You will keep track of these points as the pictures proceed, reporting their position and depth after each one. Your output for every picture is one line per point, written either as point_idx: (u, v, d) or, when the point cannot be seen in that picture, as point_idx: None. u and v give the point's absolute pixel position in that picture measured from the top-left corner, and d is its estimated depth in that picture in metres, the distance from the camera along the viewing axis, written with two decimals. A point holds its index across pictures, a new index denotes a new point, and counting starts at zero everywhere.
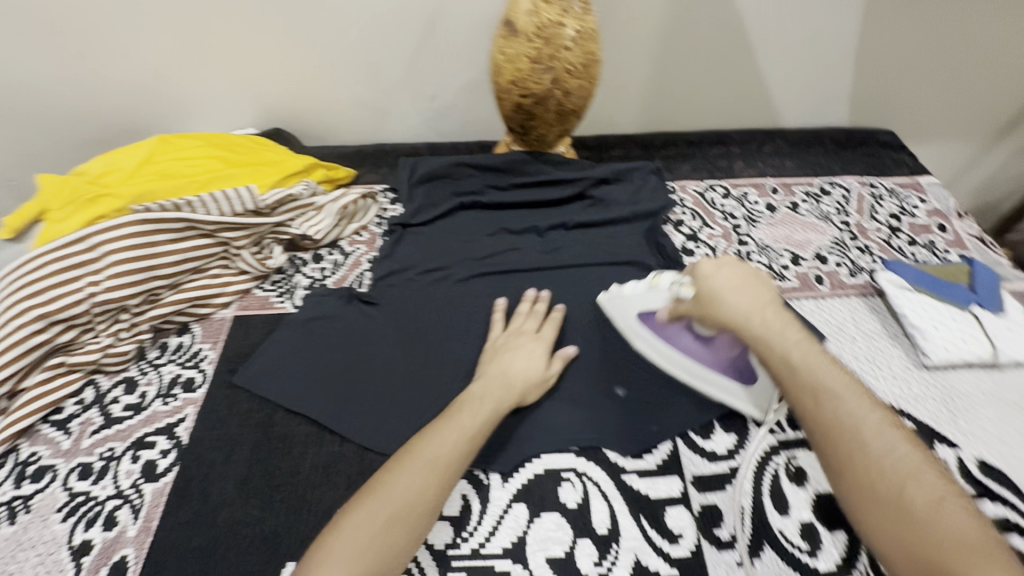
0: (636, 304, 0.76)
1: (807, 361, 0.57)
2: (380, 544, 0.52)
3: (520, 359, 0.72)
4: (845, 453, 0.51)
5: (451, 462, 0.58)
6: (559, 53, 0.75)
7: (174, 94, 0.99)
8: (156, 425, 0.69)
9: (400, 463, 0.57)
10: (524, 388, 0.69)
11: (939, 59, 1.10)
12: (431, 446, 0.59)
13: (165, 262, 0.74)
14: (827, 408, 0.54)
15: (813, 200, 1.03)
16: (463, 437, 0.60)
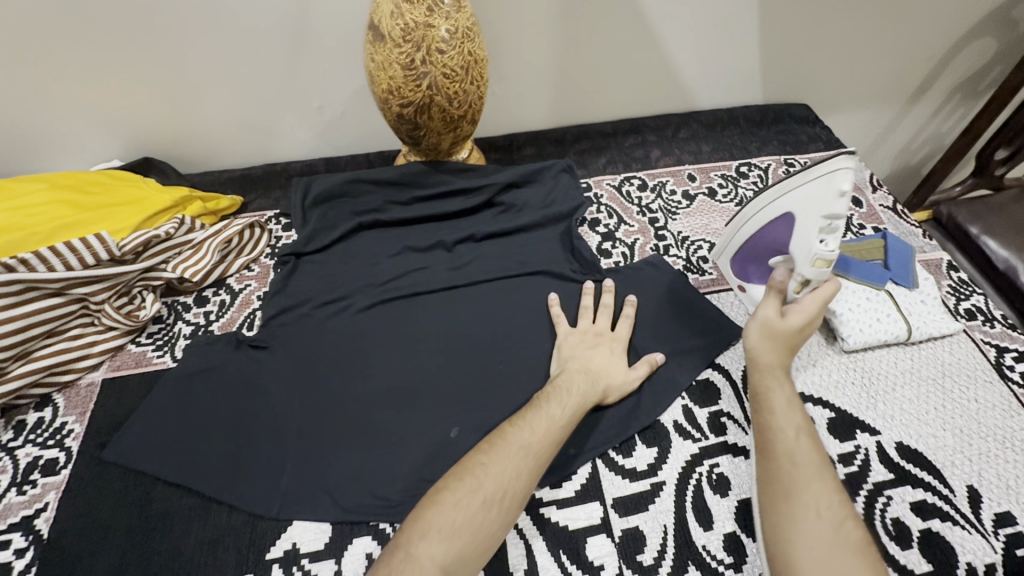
0: (803, 218, 0.66)
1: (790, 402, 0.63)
2: (479, 528, 0.53)
3: (600, 355, 0.72)
4: (799, 480, 0.56)
5: (546, 452, 0.60)
6: (432, 56, 0.69)
7: (21, 133, 0.88)
8: (10, 520, 0.61)
9: (499, 447, 0.59)
10: (607, 384, 0.69)
11: (845, 27, 1.08)
12: (528, 435, 0.60)
13: (4, 332, 0.65)
14: (801, 444, 0.59)
15: (730, 184, 1.00)
16: (556, 429, 0.62)
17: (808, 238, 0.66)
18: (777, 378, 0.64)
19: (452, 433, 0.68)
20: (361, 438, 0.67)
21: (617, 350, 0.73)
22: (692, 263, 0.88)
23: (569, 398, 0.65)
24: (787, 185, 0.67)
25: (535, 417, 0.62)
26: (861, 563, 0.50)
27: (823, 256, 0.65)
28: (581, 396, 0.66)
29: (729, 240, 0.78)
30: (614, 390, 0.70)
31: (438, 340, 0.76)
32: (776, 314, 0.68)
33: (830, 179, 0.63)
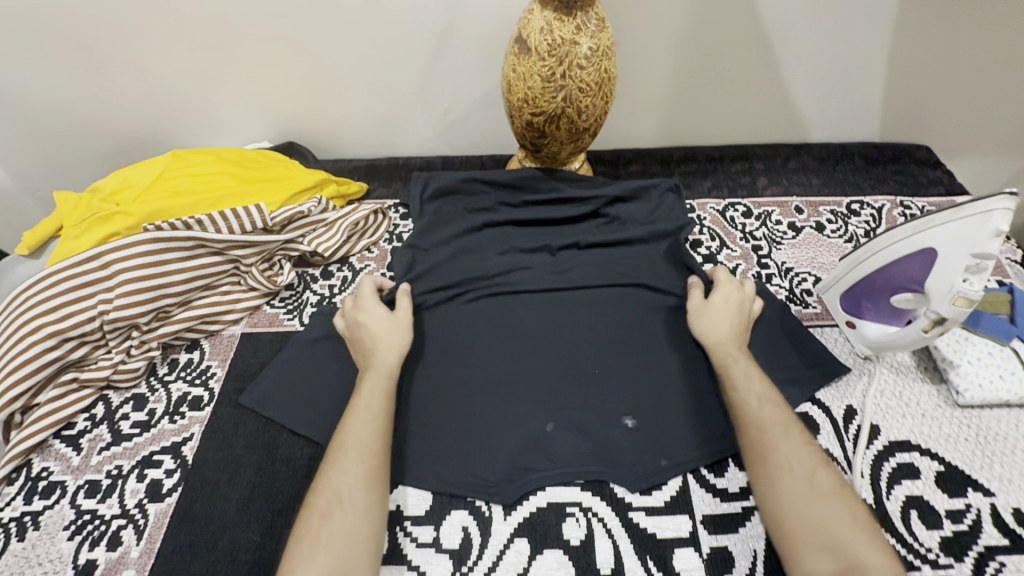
0: (946, 256, 0.64)
1: (745, 375, 0.70)
2: (338, 538, 0.55)
3: (366, 329, 0.74)
4: (766, 445, 0.62)
5: (372, 436, 0.62)
6: (572, 71, 0.73)
7: (191, 111, 1.00)
8: (163, 443, 0.69)
9: (331, 458, 0.60)
10: (391, 344, 0.72)
11: (984, 69, 1.02)
12: (348, 440, 0.62)
13: (175, 280, 0.75)
14: (764, 410, 0.65)
15: (840, 221, 0.98)
16: (373, 409, 0.64)
17: (949, 275, 0.65)
18: (728, 353, 0.72)
19: (552, 426, 0.71)
20: (466, 419, 0.71)
21: (379, 312, 0.75)
22: (795, 295, 0.88)
23: (374, 378, 0.68)
24: (926, 222, 0.65)
25: (350, 420, 0.64)
26: (835, 503, 0.57)
27: (965, 294, 0.64)
28: (377, 371, 0.69)
29: (845, 274, 0.77)
30: (396, 339, 0.72)
31: (541, 338, 0.79)
32: (703, 301, 0.78)
33: (986, 219, 0.61)
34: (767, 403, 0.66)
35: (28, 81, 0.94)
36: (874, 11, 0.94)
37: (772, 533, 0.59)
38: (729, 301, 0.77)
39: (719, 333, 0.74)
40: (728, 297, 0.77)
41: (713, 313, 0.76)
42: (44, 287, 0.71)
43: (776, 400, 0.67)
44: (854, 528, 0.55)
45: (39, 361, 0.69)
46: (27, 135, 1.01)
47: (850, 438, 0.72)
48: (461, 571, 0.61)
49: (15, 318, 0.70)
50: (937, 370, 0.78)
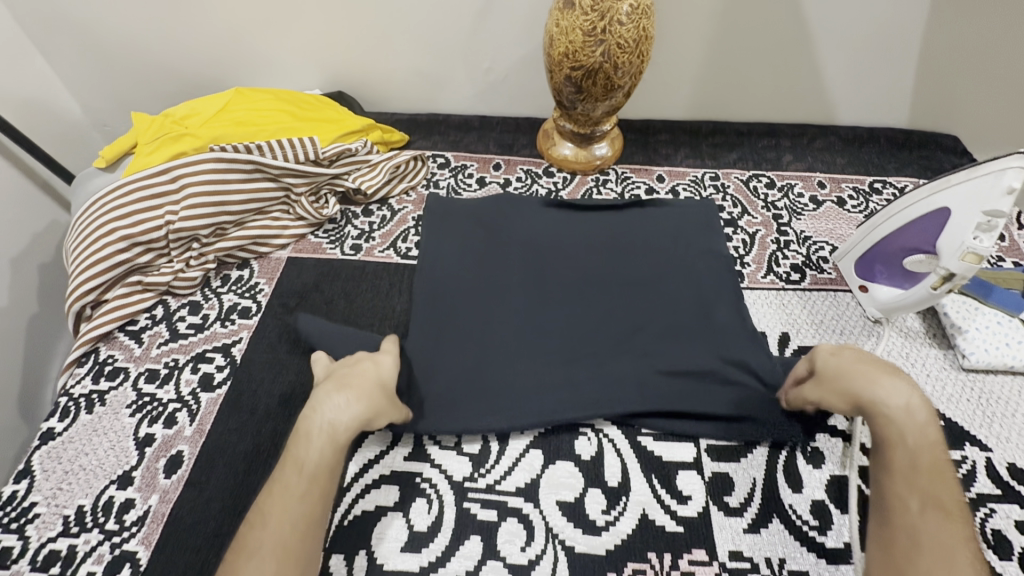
0: (959, 215, 0.67)
1: (908, 466, 0.56)
2: None
3: (349, 381, 0.62)
4: (910, 563, 0.52)
5: (295, 539, 0.54)
6: (612, 26, 0.78)
7: (250, 56, 1.07)
8: (215, 343, 0.76)
9: (241, 566, 0.52)
10: (370, 414, 0.60)
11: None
12: (267, 536, 0.53)
13: (233, 200, 0.81)
14: (925, 523, 0.53)
15: (861, 197, 1.01)
16: (302, 505, 0.55)
17: (960, 233, 0.68)
18: (886, 424, 0.58)
19: (570, 357, 0.75)
20: (491, 344, 0.76)
21: (373, 372, 0.64)
22: (811, 261, 0.91)
23: (319, 441, 0.58)
24: (942, 182, 0.69)
25: (274, 507, 0.55)
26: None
27: (976, 250, 0.67)
28: (322, 441, 0.57)
29: (860, 240, 0.80)
30: (373, 420, 0.61)
31: (564, 280, 0.84)
32: (812, 379, 0.65)
33: (998, 178, 0.64)
34: (931, 514, 0.54)
35: (107, 18, 1.01)
36: None
37: None
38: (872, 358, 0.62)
39: (858, 403, 0.60)
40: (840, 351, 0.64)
41: (838, 388, 0.62)
42: (118, 195, 0.78)
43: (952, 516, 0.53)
44: None
45: (110, 260, 0.76)
46: (101, 70, 1.09)
47: None
48: (479, 472, 0.67)
49: (91, 221, 0.77)
50: (946, 337, 0.81)
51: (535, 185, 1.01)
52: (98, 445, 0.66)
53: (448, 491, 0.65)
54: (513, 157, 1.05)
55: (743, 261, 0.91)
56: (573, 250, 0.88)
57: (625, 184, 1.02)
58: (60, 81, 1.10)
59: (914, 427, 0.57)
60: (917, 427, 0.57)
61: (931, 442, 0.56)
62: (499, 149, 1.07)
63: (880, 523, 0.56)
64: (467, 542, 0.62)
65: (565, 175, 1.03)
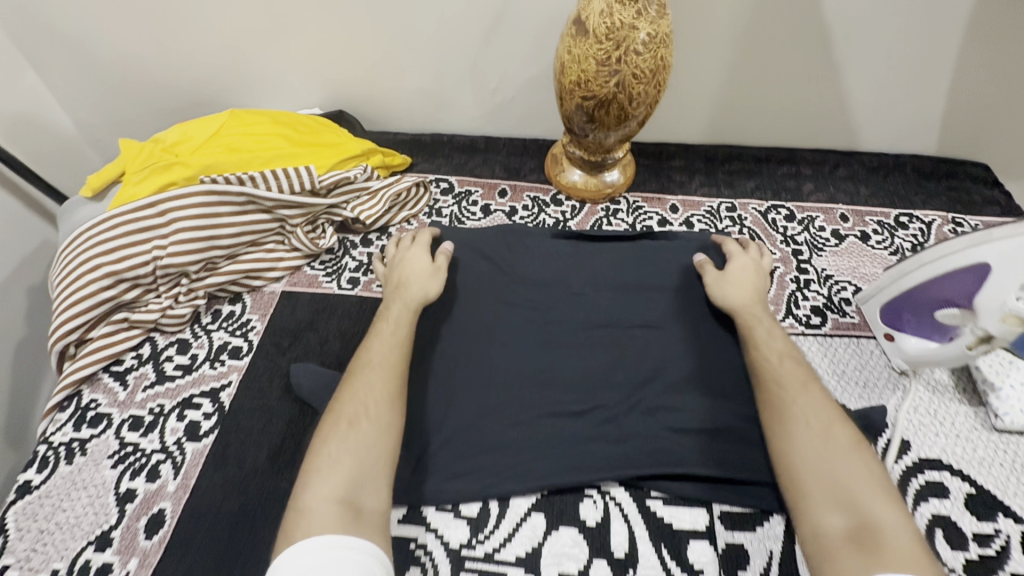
0: (1001, 274, 0.62)
1: (765, 337, 0.71)
2: (359, 448, 0.59)
3: (409, 263, 0.79)
4: (787, 401, 0.64)
5: (397, 362, 0.67)
6: (628, 56, 0.72)
7: (248, 72, 1.03)
8: (203, 387, 0.72)
9: (356, 376, 0.65)
10: (421, 283, 0.76)
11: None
12: (375, 360, 0.67)
13: (225, 234, 0.77)
14: (786, 370, 0.67)
15: (886, 232, 0.96)
16: (398, 341, 0.69)
17: (1002, 292, 0.63)
18: (752, 314, 0.74)
19: (575, 410, 0.71)
20: (492, 395, 0.72)
21: (424, 253, 0.80)
22: (833, 303, 0.86)
23: (402, 306, 0.74)
24: (983, 237, 0.62)
25: (375, 344, 0.69)
26: (853, 463, 0.58)
27: (1017, 312, 0.63)
28: (405, 302, 0.74)
29: (888, 284, 0.75)
30: (428, 285, 0.76)
31: (571, 324, 0.79)
32: (717, 272, 0.79)
33: None
34: (786, 366, 0.68)
35: (98, 34, 0.97)
36: (947, 20, 0.89)
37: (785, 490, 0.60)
38: (753, 269, 0.79)
39: (737, 296, 0.76)
40: (745, 266, 0.79)
41: (722, 281, 0.78)
42: (103, 228, 0.74)
43: (798, 364, 0.68)
44: (864, 479, 0.56)
45: (95, 298, 0.72)
46: (93, 84, 1.05)
47: (878, 451, 0.71)
48: (477, 538, 0.63)
49: (75, 256, 0.73)
50: (977, 392, 0.76)
51: (542, 214, 0.96)
52: (76, 501, 0.63)
53: (444, 560, 0.62)
54: (520, 183, 1.01)
55: None
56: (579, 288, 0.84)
57: (637, 215, 0.97)
58: (51, 95, 1.06)
59: (756, 315, 0.74)
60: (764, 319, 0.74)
61: (760, 320, 0.73)
62: (505, 174, 1.02)
63: (756, 380, 0.69)
64: None
65: (573, 203, 0.98)
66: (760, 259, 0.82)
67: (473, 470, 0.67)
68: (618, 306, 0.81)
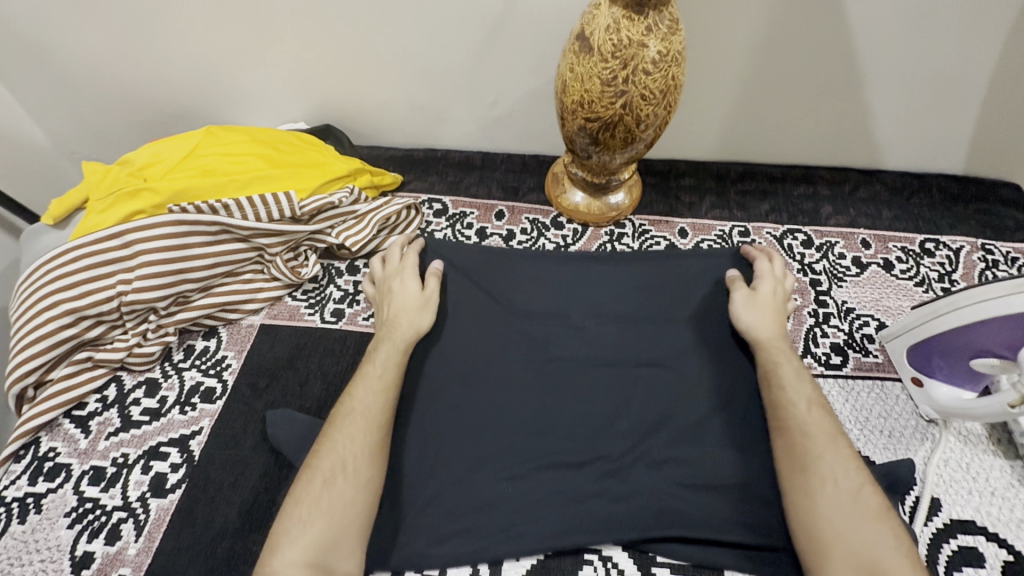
0: None
1: (793, 376, 0.65)
2: (334, 507, 0.54)
3: (394, 292, 0.73)
4: (813, 453, 0.58)
5: (383, 409, 0.62)
6: (636, 75, 0.66)
7: (229, 84, 0.96)
8: (171, 435, 0.67)
9: (337, 423, 0.60)
10: (409, 316, 0.71)
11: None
12: (356, 404, 0.61)
13: (196, 266, 0.71)
14: (812, 417, 0.61)
15: (911, 260, 0.89)
16: (383, 383, 0.64)
17: None
18: (781, 352, 0.67)
19: (575, 464, 0.65)
20: (484, 446, 0.66)
21: (411, 279, 0.74)
22: (854, 340, 0.80)
23: (387, 345, 0.68)
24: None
25: (359, 384, 0.64)
26: (883, 530, 0.53)
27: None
28: (392, 342, 0.69)
29: (915, 326, 0.69)
30: (417, 318, 0.71)
31: (571, 363, 0.73)
32: (747, 292, 0.73)
33: None
34: (812, 411, 0.62)
35: (68, 43, 0.91)
36: (983, 34, 0.82)
37: (805, 552, 0.55)
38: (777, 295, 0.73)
39: (763, 326, 0.69)
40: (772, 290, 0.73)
41: (746, 307, 0.71)
42: (64, 261, 0.68)
43: (824, 410, 0.62)
44: (897, 550, 0.51)
45: (54, 337, 0.67)
46: (65, 95, 0.99)
47: (905, 511, 0.65)
48: None
49: (34, 290, 0.68)
50: (1013, 445, 0.69)
51: (541, 239, 0.90)
52: (28, 566, 0.58)
53: None
54: (518, 204, 0.94)
55: None
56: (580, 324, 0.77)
57: (643, 240, 0.90)
58: (22, 106, 1.00)
59: (780, 350, 0.68)
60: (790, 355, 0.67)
61: (789, 355, 0.67)
62: (503, 194, 0.96)
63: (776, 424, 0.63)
64: None
65: (575, 226, 0.92)
66: (784, 279, 0.75)
67: (463, 532, 0.61)
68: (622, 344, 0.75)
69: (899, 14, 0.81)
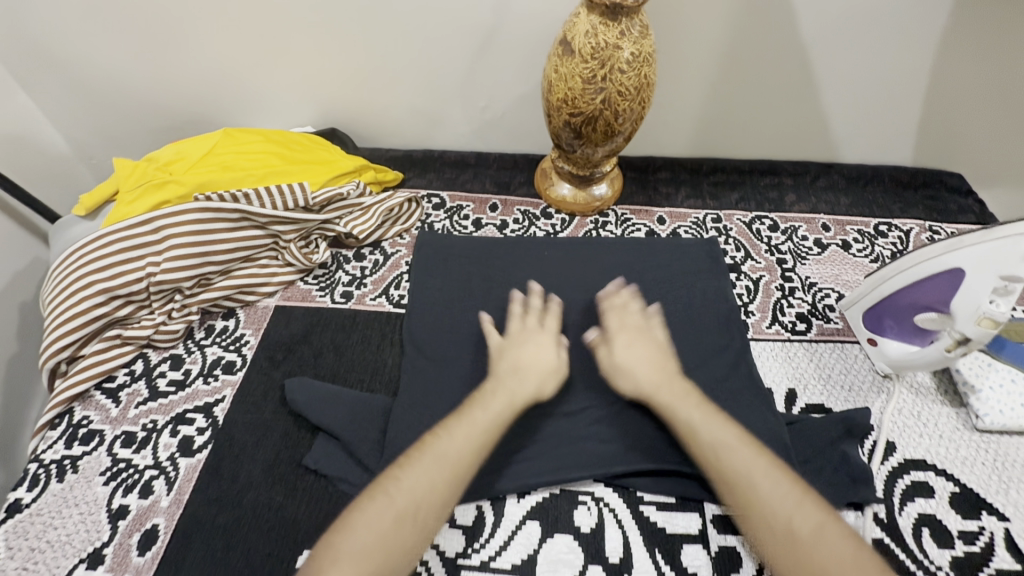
0: (973, 279, 0.65)
1: (697, 420, 0.63)
2: (393, 546, 0.52)
3: (527, 349, 0.70)
4: (741, 490, 0.57)
5: (470, 457, 0.59)
6: (612, 74, 0.75)
7: (242, 93, 1.05)
8: (196, 402, 0.73)
9: (419, 460, 0.57)
10: (539, 377, 0.68)
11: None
12: (445, 444, 0.59)
13: (219, 249, 0.78)
14: (731, 450, 0.59)
15: (866, 240, 0.98)
16: (481, 429, 0.61)
17: (976, 297, 0.65)
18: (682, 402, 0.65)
19: (569, 418, 0.72)
20: None
21: (547, 342, 0.72)
22: (817, 310, 0.88)
23: (503, 398, 0.65)
24: (953, 244, 0.66)
25: (456, 424, 0.61)
26: (826, 549, 0.51)
27: (992, 315, 0.64)
28: (508, 392, 0.65)
29: (866, 293, 0.77)
30: (542, 381, 0.68)
31: (563, 333, 0.80)
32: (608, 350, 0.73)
33: (1015, 244, 0.61)
34: (737, 442, 0.60)
35: (91, 56, 0.99)
36: (918, 41, 0.94)
37: None
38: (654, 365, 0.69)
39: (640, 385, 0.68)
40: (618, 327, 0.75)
41: (624, 362, 0.70)
42: (97, 245, 0.74)
43: (738, 434, 0.61)
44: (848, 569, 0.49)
45: (88, 314, 0.72)
46: (87, 104, 1.06)
47: (865, 453, 0.73)
48: (473, 547, 0.63)
49: (68, 273, 0.74)
50: (958, 394, 0.78)
51: (532, 227, 0.98)
52: (68, 518, 0.62)
53: (439, 569, 0.62)
54: (510, 197, 1.03)
55: (748, 309, 0.88)
56: (569, 299, 0.84)
57: (625, 226, 0.99)
58: (45, 116, 1.08)
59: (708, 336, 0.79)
60: (680, 398, 0.66)
61: None
62: (496, 188, 1.04)
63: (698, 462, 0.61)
64: None
65: (563, 216, 1.00)
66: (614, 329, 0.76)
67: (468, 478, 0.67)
68: None
69: (842, 25, 0.92)
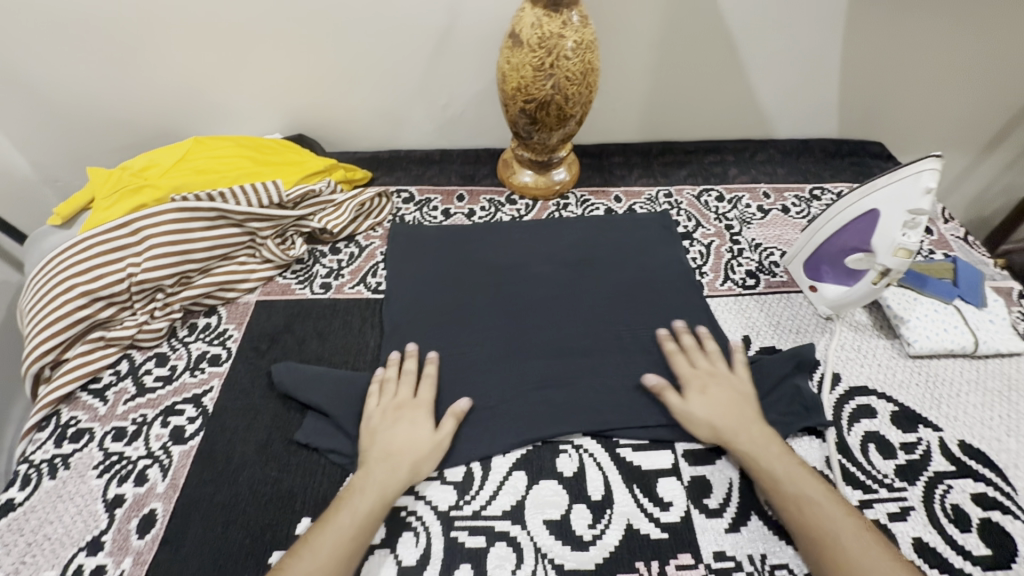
0: (886, 217, 0.74)
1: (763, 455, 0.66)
2: None
3: (401, 430, 0.67)
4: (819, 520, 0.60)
5: (364, 525, 0.60)
6: (559, 61, 0.82)
7: (209, 106, 1.08)
8: (185, 394, 0.75)
9: (314, 536, 0.58)
10: (412, 460, 0.65)
11: (933, 63, 1.12)
12: (347, 516, 0.60)
13: (198, 248, 0.81)
14: (803, 485, 0.63)
15: (803, 204, 1.08)
16: (379, 481, 0.63)
17: (890, 232, 0.73)
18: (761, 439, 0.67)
19: (545, 377, 0.77)
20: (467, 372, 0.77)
21: (421, 418, 0.69)
22: (764, 266, 0.96)
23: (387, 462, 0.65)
24: (866, 188, 0.75)
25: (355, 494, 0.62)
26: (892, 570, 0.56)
27: (905, 245, 0.72)
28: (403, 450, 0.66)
29: (804, 244, 0.86)
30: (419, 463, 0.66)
31: (534, 303, 0.86)
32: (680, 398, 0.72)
33: (916, 180, 0.70)
34: (803, 477, 0.64)
35: (54, 78, 1.01)
36: (825, 26, 1.05)
37: None
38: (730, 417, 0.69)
39: (723, 426, 0.69)
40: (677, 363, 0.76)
41: (698, 412, 0.70)
42: (77, 251, 0.76)
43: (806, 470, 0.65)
44: None
45: (71, 317, 0.74)
46: (50, 126, 1.08)
47: (815, 385, 0.80)
48: (465, 500, 0.67)
49: (49, 278, 0.75)
50: (891, 327, 0.86)
51: (498, 213, 1.04)
52: (63, 511, 0.64)
53: (434, 522, 0.65)
54: (475, 188, 1.08)
55: (702, 271, 0.96)
56: (538, 274, 0.90)
57: (585, 207, 1.06)
58: (7, 140, 1.09)
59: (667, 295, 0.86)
60: (755, 435, 0.68)
61: None
62: (461, 180, 1.10)
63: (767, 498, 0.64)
64: (458, 570, 0.62)
65: (527, 201, 1.06)
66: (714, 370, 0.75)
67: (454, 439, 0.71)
68: (573, 285, 0.88)
69: (762, 12, 1.02)
